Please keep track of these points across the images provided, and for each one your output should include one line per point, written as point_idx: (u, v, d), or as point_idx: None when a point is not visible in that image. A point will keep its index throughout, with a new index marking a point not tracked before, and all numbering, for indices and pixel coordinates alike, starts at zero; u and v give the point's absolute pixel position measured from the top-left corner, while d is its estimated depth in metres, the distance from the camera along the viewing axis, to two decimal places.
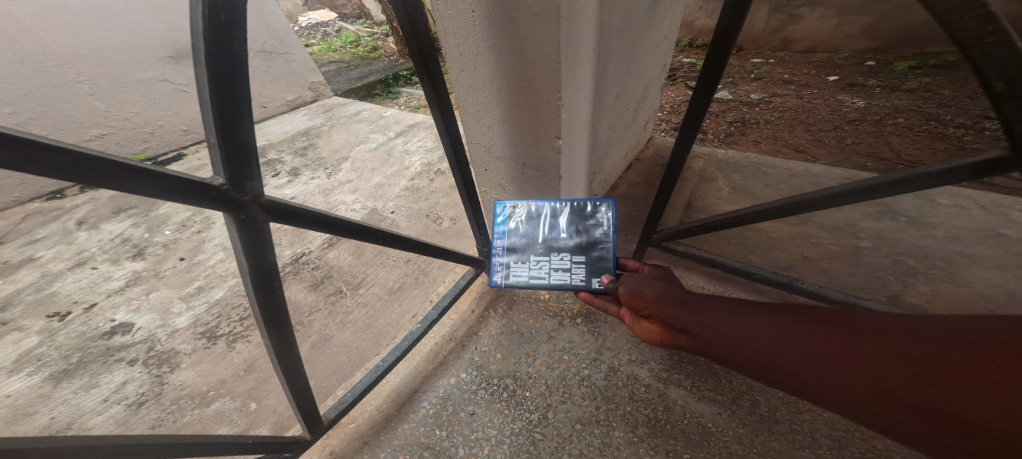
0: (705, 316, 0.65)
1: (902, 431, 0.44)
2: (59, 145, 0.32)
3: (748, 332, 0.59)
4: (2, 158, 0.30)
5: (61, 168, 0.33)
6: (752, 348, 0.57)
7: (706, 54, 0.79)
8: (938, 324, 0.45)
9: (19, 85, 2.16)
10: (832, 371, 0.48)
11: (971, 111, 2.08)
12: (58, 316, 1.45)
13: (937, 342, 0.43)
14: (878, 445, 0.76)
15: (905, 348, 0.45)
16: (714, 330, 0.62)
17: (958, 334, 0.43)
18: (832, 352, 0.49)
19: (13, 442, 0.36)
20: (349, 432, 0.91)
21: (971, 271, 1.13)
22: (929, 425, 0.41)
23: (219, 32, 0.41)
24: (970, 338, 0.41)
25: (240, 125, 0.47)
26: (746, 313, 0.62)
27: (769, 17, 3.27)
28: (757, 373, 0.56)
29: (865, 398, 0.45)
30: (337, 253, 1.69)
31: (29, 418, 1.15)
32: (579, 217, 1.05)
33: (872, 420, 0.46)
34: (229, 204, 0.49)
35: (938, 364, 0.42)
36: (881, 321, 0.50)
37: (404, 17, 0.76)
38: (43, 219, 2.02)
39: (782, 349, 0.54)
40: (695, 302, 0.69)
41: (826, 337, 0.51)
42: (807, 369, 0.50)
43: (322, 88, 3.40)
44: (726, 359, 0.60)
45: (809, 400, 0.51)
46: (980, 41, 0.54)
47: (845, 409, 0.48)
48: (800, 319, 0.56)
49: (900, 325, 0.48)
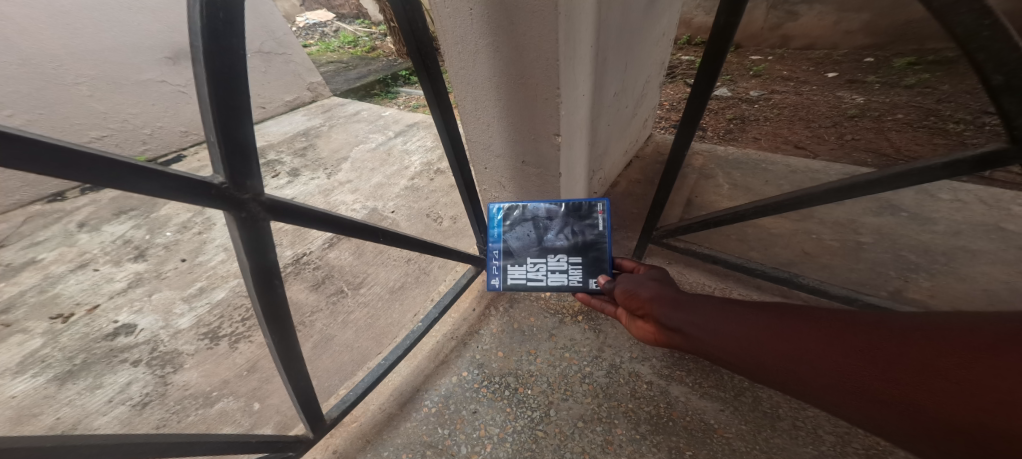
0: (696, 315, 0.66)
1: (887, 429, 0.44)
2: (60, 143, 0.32)
3: (737, 330, 0.59)
4: (3, 155, 0.30)
5: (63, 167, 0.33)
6: (739, 347, 0.58)
7: (705, 51, 0.78)
8: (921, 320, 0.45)
9: (17, 87, 2.16)
10: (816, 369, 0.49)
11: (970, 106, 2.08)
12: (61, 318, 1.45)
13: (916, 337, 0.43)
14: (881, 441, 0.76)
15: (885, 345, 0.45)
16: (705, 329, 0.63)
17: (938, 330, 0.43)
18: (816, 350, 0.50)
19: (22, 442, 0.37)
20: (352, 431, 0.91)
21: (973, 266, 1.13)
22: (910, 422, 0.41)
23: (216, 30, 0.41)
24: (949, 333, 0.41)
25: (239, 124, 0.47)
26: (735, 311, 0.63)
27: (767, 14, 3.26)
28: (747, 371, 0.57)
29: (848, 395, 0.46)
30: (338, 253, 1.69)
31: (34, 419, 1.15)
32: (575, 217, 1.04)
33: (857, 416, 0.46)
34: (229, 203, 0.49)
35: (915, 360, 0.42)
36: (867, 318, 0.50)
37: (402, 16, 0.76)
38: (44, 221, 2.02)
39: (769, 347, 0.54)
40: (688, 302, 0.70)
41: (813, 336, 0.51)
42: (792, 366, 0.51)
43: (321, 89, 3.38)
44: (716, 358, 0.61)
45: (797, 398, 0.52)
46: (978, 35, 0.54)
47: (831, 406, 0.49)
48: (787, 318, 0.57)
49: (885, 321, 0.48)
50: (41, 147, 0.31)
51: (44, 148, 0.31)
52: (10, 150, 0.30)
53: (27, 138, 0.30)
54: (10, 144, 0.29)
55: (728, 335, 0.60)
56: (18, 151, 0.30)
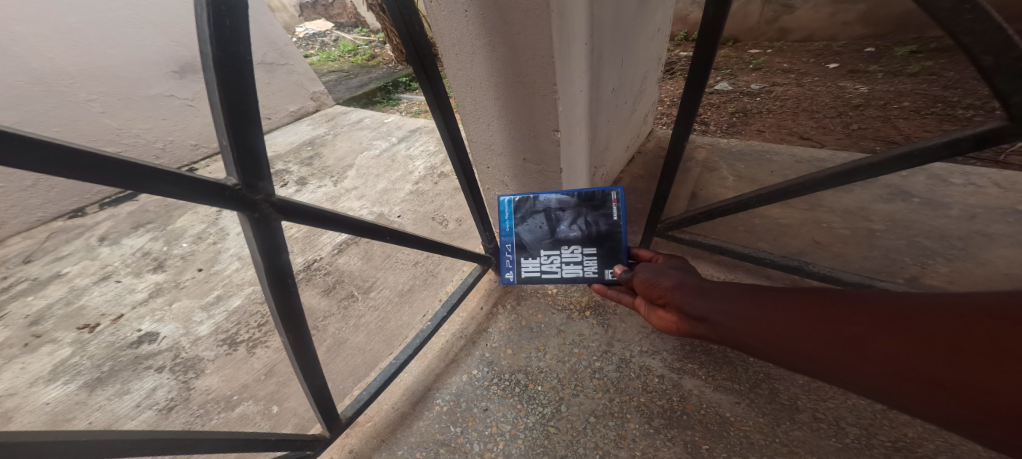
0: (721, 303, 0.66)
1: (935, 413, 0.42)
2: (86, 150, 0.35)
3: (766, 314, 0.60)
4: (37, 161, 0.32)
5: (84, 171, 0.36)
6: (770, 332, 0.58)
7: (696, 45, 0.80)
8: (981, 298, 0.42)
9: (33, 106, 2.25)
10: (853, 351, 0.48)
11: (977, 91, 2.05)
12: (87, 328, 1.50)
13: (974, 316, 0.40)
14: (908, 433, 0.75)
15: (938, 326, 0.42)
16: (730, 315, 0.64)
17: (995, 307, 0.39)
18: (849, 334, 0.49)
19: (81, 435, 0.42)
20: (366, 431, 0.94)
21: (991, 250, 1.12)
22: (959, 405, 0.39)
23: (222, 38, 0.43)
24: (1014, 309, 0.38)
25: (250, 129, 0.49)
26: (765, 297, 0.63)
27: (762, 8, 3.26)
28: (780, 358, 0.57)
29: (889, 377, 0.44)
30: (347, 258, 1.73)
31: (68, 423, 1.20)
32: (588, 206, 1.03)
33: (903, 401, 0.44)
34: (243, 204, 0.52)
35: (970, 340, 0.39)
36: (921, 299, 0.47)
37: (400, 20, 0.78)
38: (67, 237, 2.09)
39: (801, 331, 0.54)
40: (713, 289, 0.70)
41: (843, 320, 0.51)
42: (825, 350, 0.51)
43: (324, 98, 3.45)
44: (743, 345, 0.62)
45: (836, 384, 0.51)
46: (960, 18, 0.57)
47: (874, 391, 0.47)
48: (825, 301, 0.55)
49: (942, 304, 0.45)
50: (69, 154, 0.34)
51: (67, 155, 0.34)
52: (39, 158, 0.32)
53: (49, 144, 0.32)
54: (35, 152, 0.32)
55: (756, 319, 0.60)
56: (44, 158, 0.33)
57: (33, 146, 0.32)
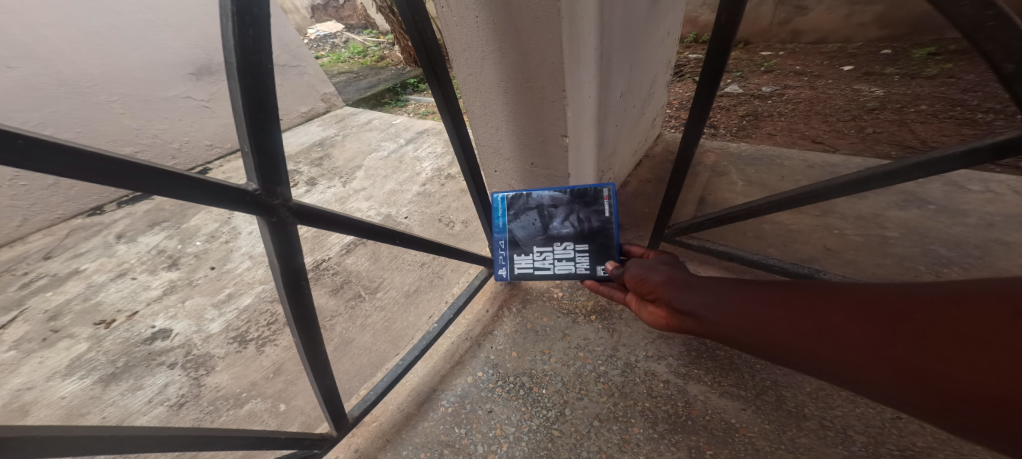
0: (709, 297, 0.65)
1: (913, 405, 0.40)
2: (119, 158, 0.37)
3: (751, 307, 0.58)
4: (72, 168, 0.34)
5: (113, 177, 0.37)
6: (753, 326, 0.56)
7: (707, 51, 0.79)
8: (957, 286, 0.40)
9: (57, 107, 2.32)
10: (832, 343, 0.46)
11: (998, 95, 2.00)
12: (104, 324, 1.54)
13: (948, 306, 0.39)
14: (918, 442, 0.73)
15: (912, 315, 0.41)
16: (716, 309, 0.62)
17: (970, 296, 0.38)
18: (827, 324, 0.48)
19: (105, 430, 0.44)
20: (372, 431, 0.95)
21: (1009, 259, 1.09)
22: (934, 397, 0.37)
23: (247, 47, 0.44)
24: (988, 297, 0.36)
25: (268, 133, 0.51)
26: (750, 290, 0.61)
27: (775, 9, 3.21)
28: (763, 351, 0.55)
29: (870, 370, 0.42)
30: (355, 258, 1.74)
31: (82, 418, 1.23)
32: (580, 203, 1.04)
33: (882, 393, 0.43)
34: (262, 208, 0.53)
35: (947, 329, 0.37)
36: (896, 288, 0.45)
37: (411, 26, 0.80)
38: (86, 234, 2.15)
39: (783, 324, 0.52)
40: (700, 284, 0.69)
41: (822, 311, 0.49)
42: (805, 342, 0.49)
43: (334, 99, 3.50)
44: (730, 339, 0.60)
45: (820, 378, 0.49)
46: (983, 26, 0.55)
47: (857, 384, 0.45)
48: (806, 292, 0.54)
49: (917, 291, 0.43)
50: (103, 161, 0.36)
51: (103, 162, 0.36)
52: (76, 164, 0.34)
53: (85, 153, 0.34)
54: (72, 161, 0.34)
55: (742, 313, 0.58)
56: (80, 166, 0.35)
57: (69, 155, 0.33)
